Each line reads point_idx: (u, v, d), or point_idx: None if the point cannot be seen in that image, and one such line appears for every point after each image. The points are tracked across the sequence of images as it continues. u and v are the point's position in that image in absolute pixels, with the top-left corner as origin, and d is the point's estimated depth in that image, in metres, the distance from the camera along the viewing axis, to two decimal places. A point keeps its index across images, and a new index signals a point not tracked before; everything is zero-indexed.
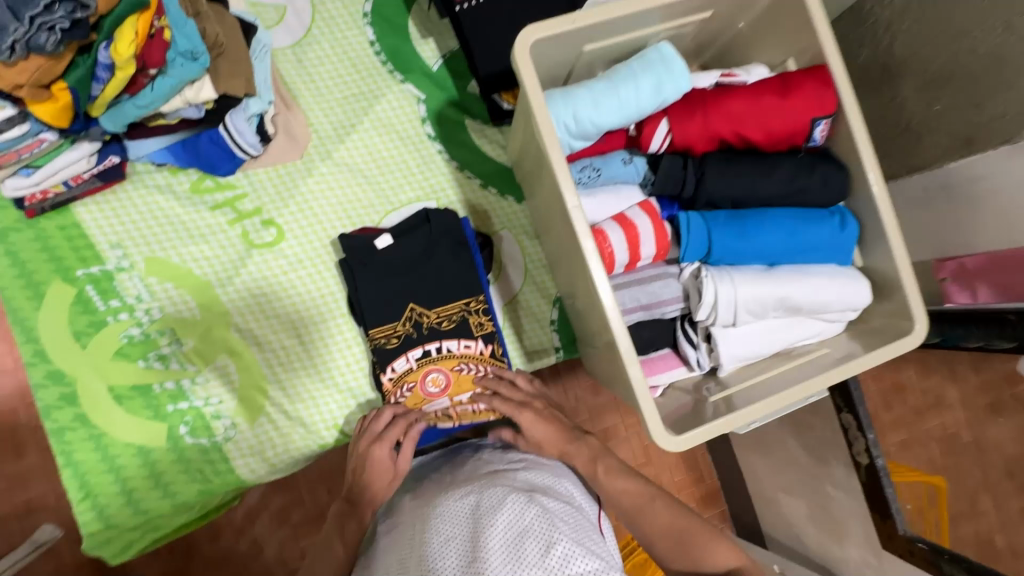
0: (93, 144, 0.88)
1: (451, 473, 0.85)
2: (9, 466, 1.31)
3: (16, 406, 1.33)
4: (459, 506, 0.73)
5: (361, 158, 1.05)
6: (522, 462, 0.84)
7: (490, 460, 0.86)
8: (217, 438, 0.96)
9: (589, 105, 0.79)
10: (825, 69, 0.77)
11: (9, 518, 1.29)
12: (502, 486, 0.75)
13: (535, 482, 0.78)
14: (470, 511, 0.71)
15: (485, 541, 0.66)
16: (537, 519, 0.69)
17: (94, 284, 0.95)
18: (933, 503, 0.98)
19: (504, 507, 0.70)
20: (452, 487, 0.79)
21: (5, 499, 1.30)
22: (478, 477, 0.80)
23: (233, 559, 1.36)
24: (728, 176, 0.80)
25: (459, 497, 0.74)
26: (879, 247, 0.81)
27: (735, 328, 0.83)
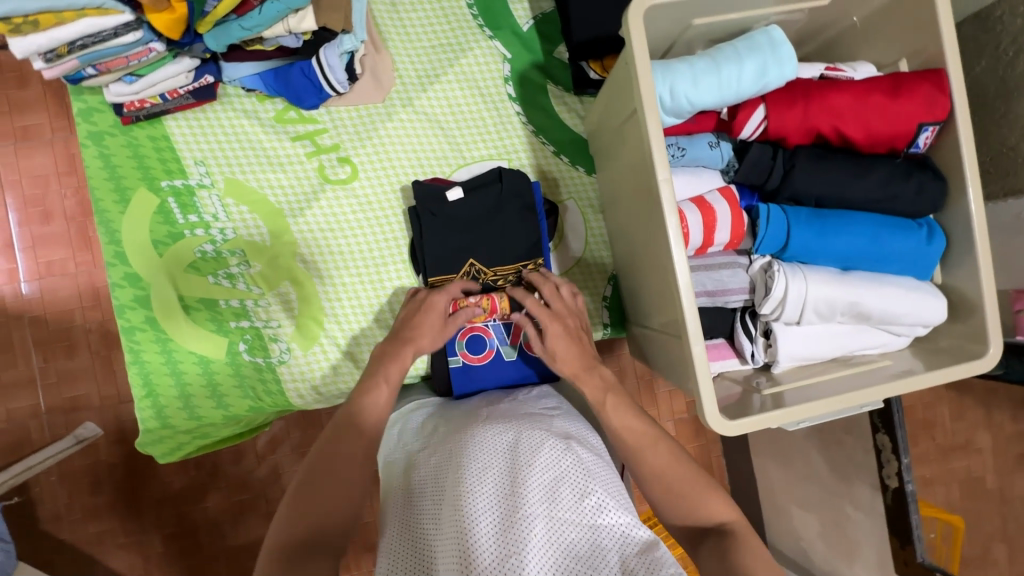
0: (193, 60, 0.91)
1: (484, 408, 0.89)
2: (60, 363, 1.39)
3: (72, 307, 1.40)
4: (498, 439, 0.76)
5: (440, 109, 1.06)
6: (554, 410, 0.88)
7: (523, 403, 0.90)
8: (272, 360, 1.01)
9: (689, 81, 0.77)
10: (941, 73, 0.74)
11: (57, 410, 1.38)
12: (541, 430, 0.78)
13: (567, 430, 0.83)
14: (511, 446, 0.75)
15: (526, 476, 0.70)
16: (574, 467, 0.73)
17: (176, 197, 0.99)
18: (948, 541, 1.02)
19: (544, 450, 0.74)
20: (489, 420, 0.82)
21: (54, 393, 1.39)
22: (515, 416, 0.84)
23: (251, 484, 1.43)
24: (819, 171, 0.79)
25: (499, 430, 0.77)
26: (963, 267, 0.78)
27: (798, 326, 0.82)
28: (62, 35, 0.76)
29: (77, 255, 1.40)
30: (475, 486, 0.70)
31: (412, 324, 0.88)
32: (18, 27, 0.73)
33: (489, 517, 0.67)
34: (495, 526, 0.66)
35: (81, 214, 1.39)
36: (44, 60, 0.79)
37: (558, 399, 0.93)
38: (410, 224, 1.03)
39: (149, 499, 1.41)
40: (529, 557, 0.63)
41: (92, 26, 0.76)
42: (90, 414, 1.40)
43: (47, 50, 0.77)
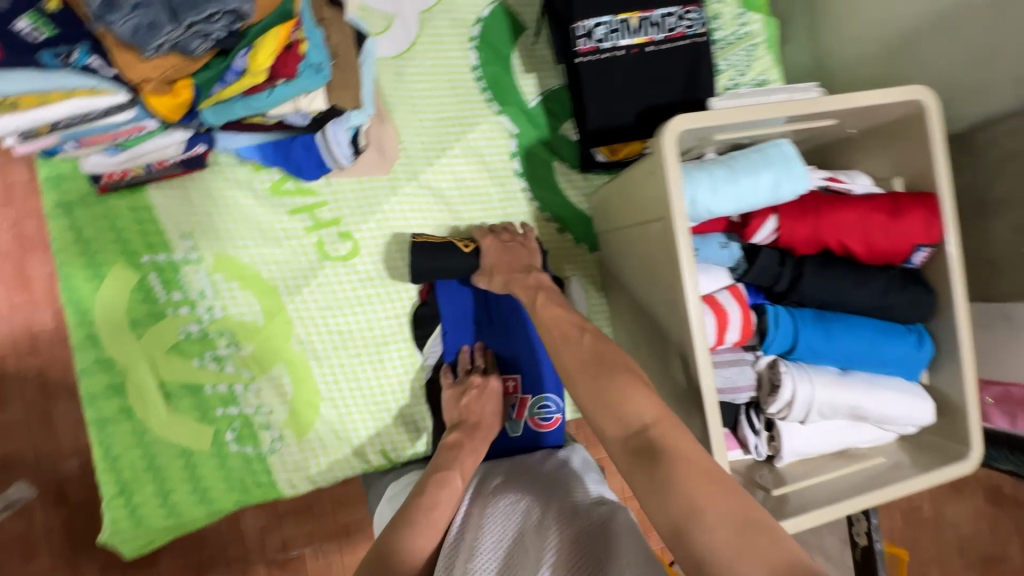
0: (185, 133, 0.83)
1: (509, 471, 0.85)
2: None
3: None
4: (515, 508, 0.71)
5: (445, 183, 1.04)
6: (585, 473, 0.82)
7: (554, 467, 0.85)
8: (263, 449, 0.94)
9: (709, 191, 0.79)
10: (935, 198, 0.80)
11: None
12: (559, 493, 0.74)
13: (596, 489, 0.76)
14: (523, 509, 0.71)
15: (536, 537, 0.65)
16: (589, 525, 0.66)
17: (158, 273, 0.91)
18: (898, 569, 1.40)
19: (556, 508, 0.69)
20: (506, 485, 0.79)
21: None
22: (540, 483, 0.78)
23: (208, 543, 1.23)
24: (827, 280, 0.82)
25: (512, 495, 0.74)
26: (949, 371, 0.85)
27: (802, 424, 0.86)
28: (45, 117, 0.67)
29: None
30: (481, 550, 0.66)
31: (476, 411, 0.91)
32: None
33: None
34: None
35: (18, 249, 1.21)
36: (19, 138, 0.71)
37: (592, 464, 0.88)
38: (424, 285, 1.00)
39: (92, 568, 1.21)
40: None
41: (80, 108, 0.68)
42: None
43: (25, 132, 0.69)
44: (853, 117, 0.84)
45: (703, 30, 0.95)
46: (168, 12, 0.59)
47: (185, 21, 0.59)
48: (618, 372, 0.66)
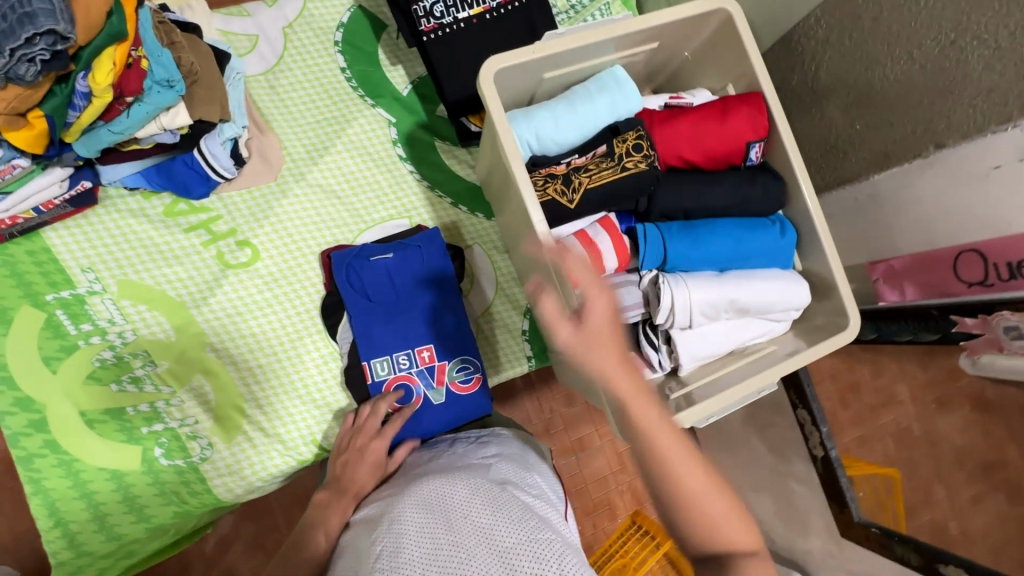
0: (65, 169, 0.89)
1: (422, 466, 0.88)
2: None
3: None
4: (441, 487, 0.75)
5: (334, 179, 1.09)
6: (492, 458, 0.87)
7: (469, 450, 0.91)
8: (194, 459, 0.96)
9: (551, 125, 0.86)
10: (759, 96, 0.86)
11: None
12: (477, 478, 0.77)
13: (505, 475, 0.82)
14: (444, 496, 0.73)
15: (458, 527, 0.69)
16: (509, 504, 0.73)
17: (64, 308, 0.95)
18: (888, 492, 0.99)
19: (478, 494, 0.73)
20: (425, 475, 0.81)
21: None
22: (458, 466, 0.83)
23: None
24: (677, 191, 0.88)
25: (433, 482, 0.77)
26: (815, 250, 0.89)
27: (692, 330, 0.89)
28: None
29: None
30: (407, 541, 0.69)
31: (349, 473, 0.88)
32: None
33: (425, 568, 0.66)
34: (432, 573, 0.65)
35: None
36: None
37: (500, 446, 0.92)
38: (327, 274, 1.05)
39: None
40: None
41: None
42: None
43: None
44: (673, 36, 0.91)
45: None
46: None
47: (5, 49, 0.66)
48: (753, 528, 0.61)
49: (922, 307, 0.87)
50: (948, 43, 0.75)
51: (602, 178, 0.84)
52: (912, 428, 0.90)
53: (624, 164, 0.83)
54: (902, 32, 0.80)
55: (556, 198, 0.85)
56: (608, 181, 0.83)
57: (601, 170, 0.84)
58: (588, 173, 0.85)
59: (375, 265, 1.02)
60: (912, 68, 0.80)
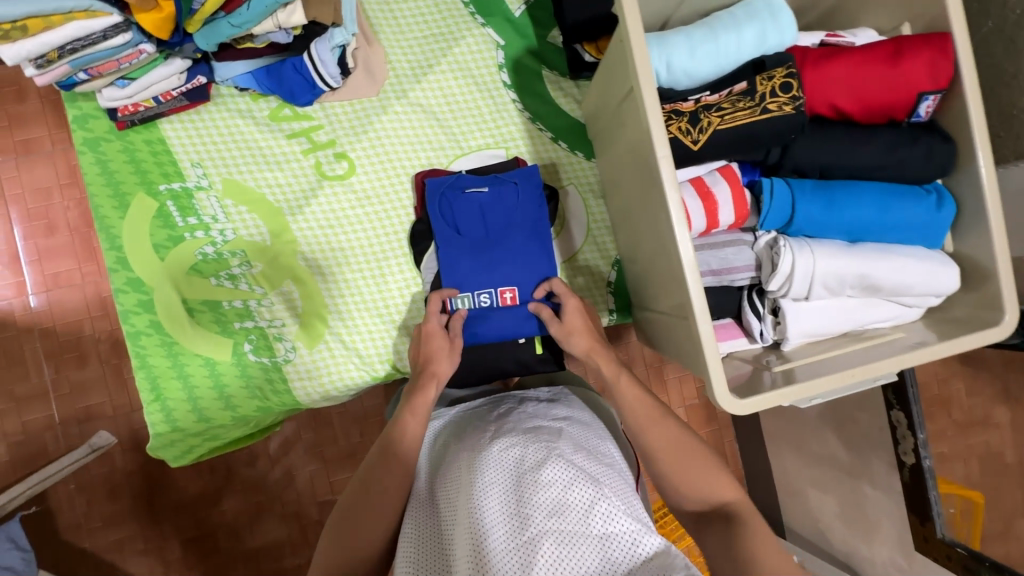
0: (184, 61, 0.91)
1: (492, 419, 0.84)
2: (72, 373, 1.38)
3: (81, 319, 1.39)
4: (505, 456, 0.71)
5: (434, 100, 1.05)
6: (563, 421, 0.81)
7: (541, 410, 0.85)
8: (278, 359, 1.00)
9: (686, 53, 0.76)
10: (947, 37, 0.72)
11: (70, 420, 1.37)
12: (549, 443, 0.72)
13: (578, 441, 0.77)
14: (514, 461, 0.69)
15: (528, 498, 0.64)
16: (583, 476, 0.67)
17: (174, 200, 0.99)
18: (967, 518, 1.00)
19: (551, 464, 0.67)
20: (494, 433, 0.77)
21: (67, 403, 1.38)
22: (526, 428, 0.77)
23: (265, 485, 1.41)
24: (821, 143, 0.77)
25: (503, 443, 0.72)
26: (974, 232, 0.77)
27: (806, 302, 0.81)
28: (52, 40, 0.75)
29: (85, 264, 1.38)
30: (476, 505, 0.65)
31: (425, 370, 0.89)
32: (6, 34, 0.73)
33: (493, 541, 0.62)
34: (504, 543, 0.62)
35: (86, 224, 1.38)
36: (35, 66, 0.79)
37: (571, 408, 0.86)
38: (419, 198, 1.03)
39: (166, 506, 1.40)
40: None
41: (81, 30, 0.76)
42: (103, 422, 1.38)
43: (37, 57, 0.77)
44: None
45: None
46: None
47: None
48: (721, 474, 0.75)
49: None
50: None
51: (737, 120, 0.74)
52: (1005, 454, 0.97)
53: (765, 108, 0.73)
54: None
55: (679, 137, 0.77)
56: (745, 125, 0.74)
57: (736, 110, 0.74)
58: (721, 112, 0.75)
59: (469, 198, 1.01)
60: None
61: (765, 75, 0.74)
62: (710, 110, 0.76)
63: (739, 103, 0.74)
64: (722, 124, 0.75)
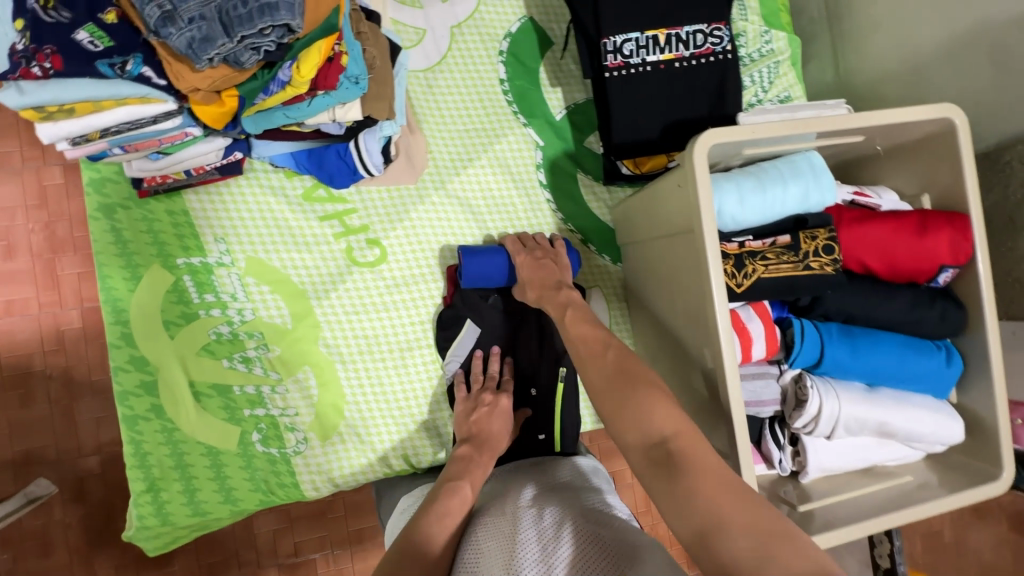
0: (224, 140, 0.86)
1: (498, 487, 0.83)
2: (15, 413, 1.23)
3: (32, 353, 1.24)
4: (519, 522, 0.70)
5: (472, 193, 1.05)
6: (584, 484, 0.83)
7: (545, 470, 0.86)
8: (287, 450, 0.95)
9: (736, 202, 0.80)
10: (966, 218, 0.80)
11: (7, 465, 1.22)
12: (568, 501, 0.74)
13: (600, 500, 0.78)
14: (538, 519, 0.70)
15: (554, 554, 0.65)
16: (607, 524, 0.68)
17: (192, 275, 0.94)
18: None
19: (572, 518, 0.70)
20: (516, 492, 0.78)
21: (5, 446, 1.22)
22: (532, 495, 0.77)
23: (228, 544, 1.30)
24: (849, 296, 0.83)
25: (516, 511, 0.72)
26: (978, 390, 0.84)
27: (828, 440, 0.85)
28: (97, 123, 0.71)
29: (42, 295, 1.24)
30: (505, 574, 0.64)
31: (483, 429, 0.89)
32: (50, 115, 0.69)
33: None
34: None
35: (51, 250, 1.24)
36: (71, 143, 0.75)
37: (587, 466, 0.89)
38: (449, 290, 1.02)
39: (109, 566, 1.25)
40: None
41: (132, 115, 0.71)
42: (46, 469, 1.24)
43: (77, 137, 0.73)
44: (880, 133, 0.85)
45: (730, 46, 0.96)
46: (221, 25, 0.61)
47: (236, 36, 0.61)
48: (646, 391, 0.69)
49: None
50: None
51: (781, 271, 0.79)
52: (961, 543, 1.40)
53: (807, 264, 0.79)
54: None
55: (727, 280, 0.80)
56: (792, 276, 0.79)
57: (779, 262, 0.80)
58: (765, 261, 0.80)
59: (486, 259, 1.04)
60: None
61: (806, 233, 0.80)
62: (756, 256, 0.80)
63: (782, 257, 0.80)
64: (766, 272, 0.80)
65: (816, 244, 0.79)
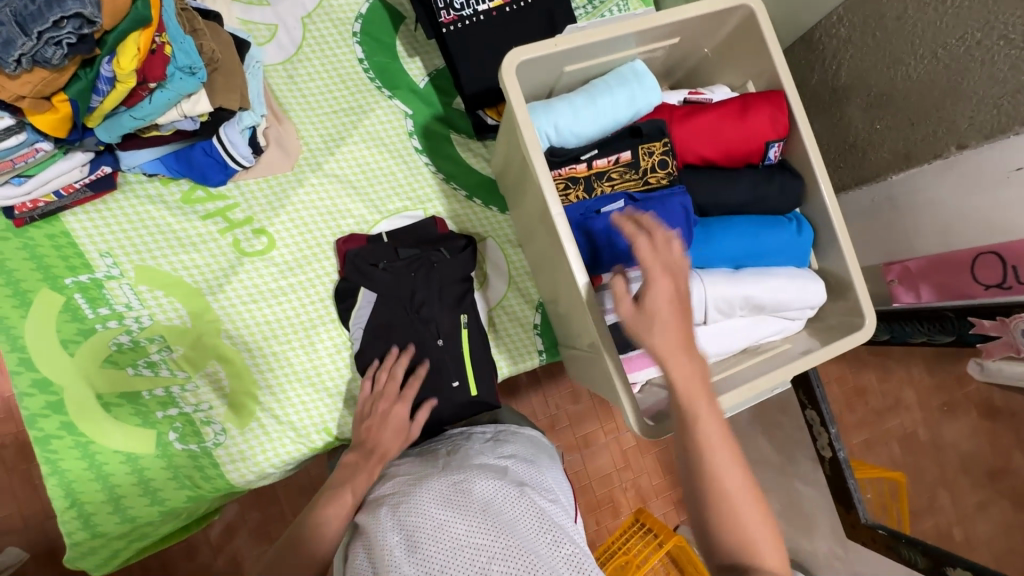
0: (86, 154, 0.90)
1: (439, 460, 0.81)
2: None
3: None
4: (455, 485, 0.68)
5: (350, 170, 1.10)
6: (508, 458, 0.81)
7: (489, 448, 0.85)
8: (207, 444, 0.98)
9: (569, 117, 0.85)
10: (780, 94, 0.86)
11: None
12: (492, 474, 0.72)
13: (522, 479, 0.76)
14: (464, 489, 0.68)
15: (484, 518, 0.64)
16: (530, 509, 0.68)
17: (82, 292, 0.96)
18: (895, 496, 1.10)
19: (493, 492, 0.67)
20: (437, 471, 0.75)
21: None
22: (471, 465, 0.76)
23: None
24: (695, 187, 0.88)
25: (455, 475, 0.71)
26: (832, 251, 0.89)
27: (706, 326, 0.89)
28: None
29: None
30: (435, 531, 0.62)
31: (373, 437, 0.90)
32: None
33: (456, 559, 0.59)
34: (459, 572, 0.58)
35: None
36: None
37: (514, 445, 0.86)
38: (341, 263, 1.05)
39: None
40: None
41: None
42: (11, 537, 1.22)
43: None
44: (694, 32, 0.91)
45: None
46: (18, 26, 0.66)
47: (33, 31, 0.66)
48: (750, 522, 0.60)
49: (936, 310, 0.90)
50: (974, 43, 0.75)
51: (626, 190, 0.86)
52: (918, 432, 1.10)
53: (647, 181, 0.86)
54: (925, 32, 0.81)
55: (579, 204, 0.86)
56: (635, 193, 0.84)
57: (624, 181, 0.86)
58: (611, 182, 0.86)
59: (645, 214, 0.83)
60: (935, 68, 0.80)
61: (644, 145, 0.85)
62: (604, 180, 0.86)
63: (627, 177, 0.86)
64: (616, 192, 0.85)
65: (654, 159, 0.85)
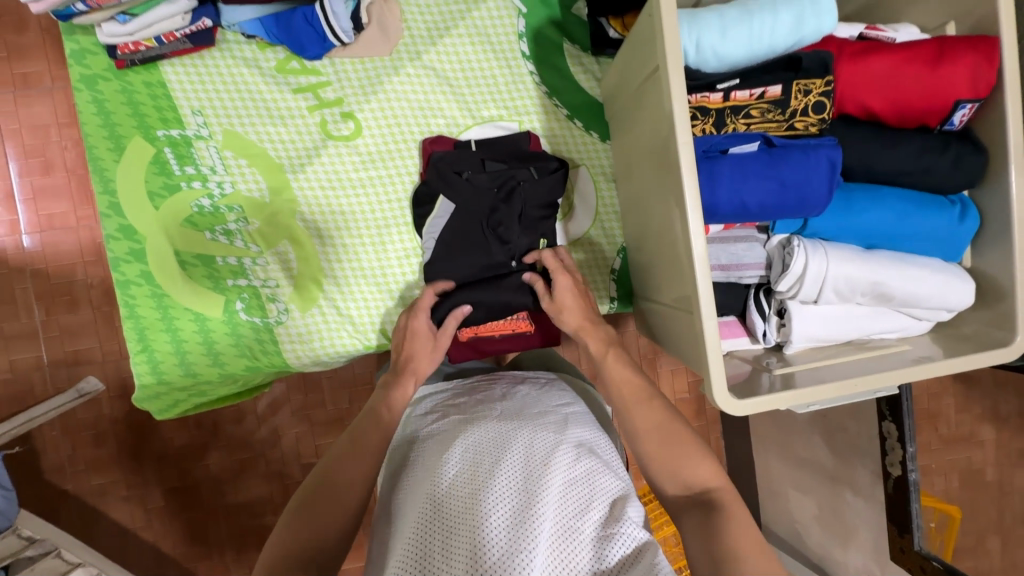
0: (189, 2, 0.87)
1: (495, 398, 0.80)
2: (62, 317, 1.32)
3: (74, 264, 1.32)
4: (509, 438, 0.68)
5: (449, 65, 1.01)
6: (567, 410, 0.78)
7: (546, 394, 0.83)
8: (270, 320, 0.99)
9: (717, 34, 0.71)
10: (993, 42, 0.68)
11: (58, 363, 1.32)
12: (549, 430, 0.71)
13: (578, 436, 0.73)
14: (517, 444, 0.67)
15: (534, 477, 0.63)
16: (583, 475, 0.65)
17: (172, 147, 0.96)
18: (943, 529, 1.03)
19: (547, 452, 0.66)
20: (493, 414, 0.74)
21: (53, 346, 1.32)
22: (527, 413, 0.74)
23: (252, 443, 1.38)
24: (848, 142, 0.74)
25: (510, 425, 0.70)
26: (996, 248, 0.74)
27: (814, 305, 0.78)
28: None
29: (78, 210, 1.32)
30: (487, 482, 0.62)
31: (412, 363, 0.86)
32: None
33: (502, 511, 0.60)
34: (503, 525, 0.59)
35: (83, 167, 1.30)
36: None
37: (571, 397, 0.84)
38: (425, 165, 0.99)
39: (148, 456, 1.36)
40: (537, 564, 0.56)
41: None
42: (91, 367, 1.33)
43: None
44: None
45: None
46: None
47: None
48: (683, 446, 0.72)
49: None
50: None
51: (763, 131, 0.75)
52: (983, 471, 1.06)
53: (792, 125, 0.75)
54: None
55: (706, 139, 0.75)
56: (774, 138, 0.74)
57: (764, 121, 0.75)
58: (748, 119, 0.75)
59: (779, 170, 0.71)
60: None
61: (799, 81, 0.71)
62: (739, 118, 0.75)
63: (769, 117, 0.74)
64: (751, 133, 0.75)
65: (807, 99, 0.72)
